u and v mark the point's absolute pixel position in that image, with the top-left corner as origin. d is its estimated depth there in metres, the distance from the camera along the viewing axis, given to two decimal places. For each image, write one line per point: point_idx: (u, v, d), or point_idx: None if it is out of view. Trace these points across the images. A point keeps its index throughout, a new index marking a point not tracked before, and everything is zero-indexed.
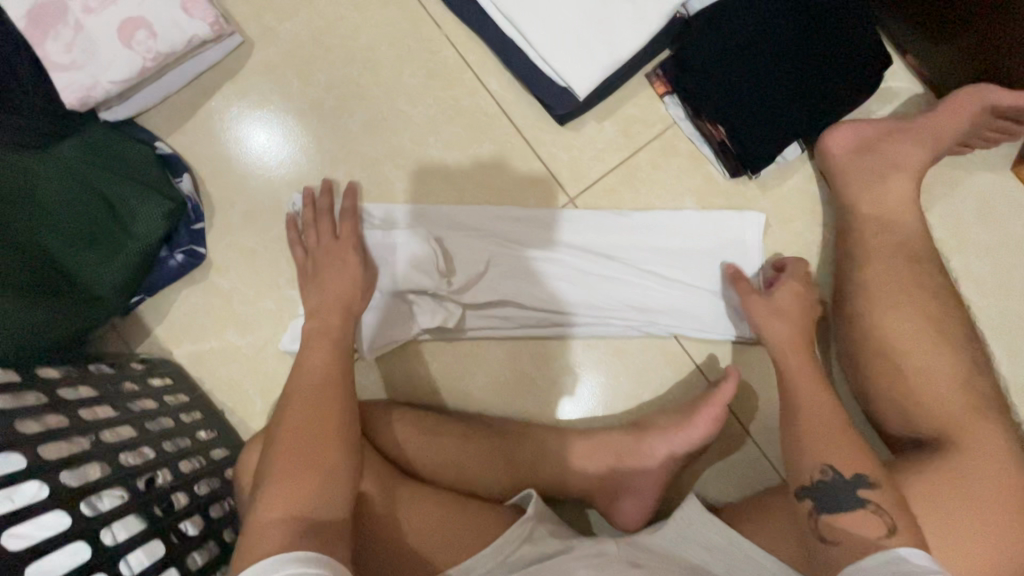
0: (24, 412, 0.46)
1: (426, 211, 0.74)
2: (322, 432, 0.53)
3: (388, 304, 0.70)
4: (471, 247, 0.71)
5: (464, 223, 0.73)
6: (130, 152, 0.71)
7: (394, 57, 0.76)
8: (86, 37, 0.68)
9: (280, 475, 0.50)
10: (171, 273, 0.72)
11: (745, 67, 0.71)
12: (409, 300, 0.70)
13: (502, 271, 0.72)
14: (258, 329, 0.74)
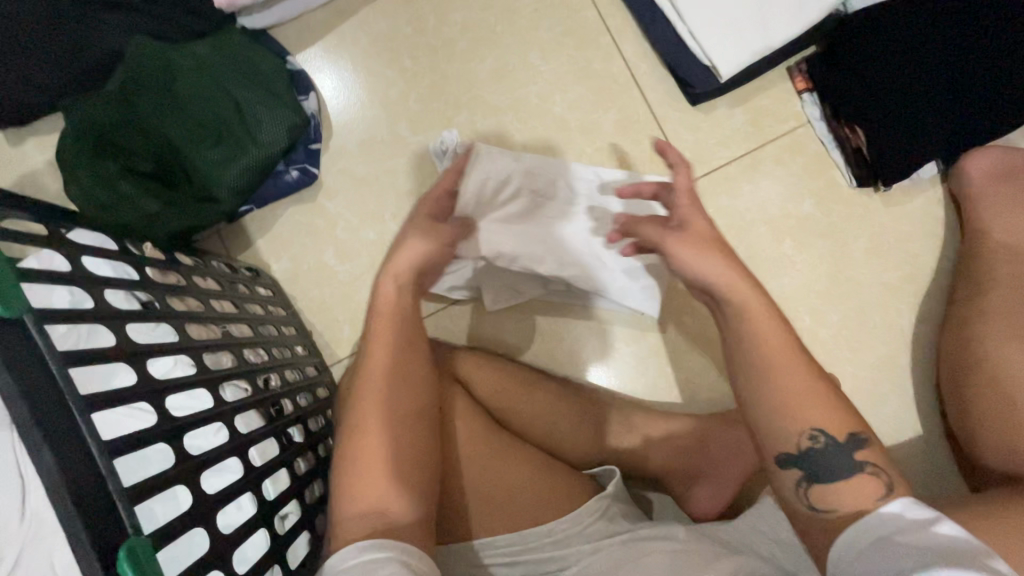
0: (171, 289, 0.46)
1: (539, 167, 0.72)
2: (394, 410, 0.51)
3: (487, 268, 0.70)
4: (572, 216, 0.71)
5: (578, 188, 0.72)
6: (262, 60, 0.71)
7: (533, 8, 0.75)
8: None
9: (356, 450, 0.48)
10: (283, 188, 0.73)
11: (899, 73, 0.68)
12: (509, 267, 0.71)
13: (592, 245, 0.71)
14: (356, 258, 0.74)
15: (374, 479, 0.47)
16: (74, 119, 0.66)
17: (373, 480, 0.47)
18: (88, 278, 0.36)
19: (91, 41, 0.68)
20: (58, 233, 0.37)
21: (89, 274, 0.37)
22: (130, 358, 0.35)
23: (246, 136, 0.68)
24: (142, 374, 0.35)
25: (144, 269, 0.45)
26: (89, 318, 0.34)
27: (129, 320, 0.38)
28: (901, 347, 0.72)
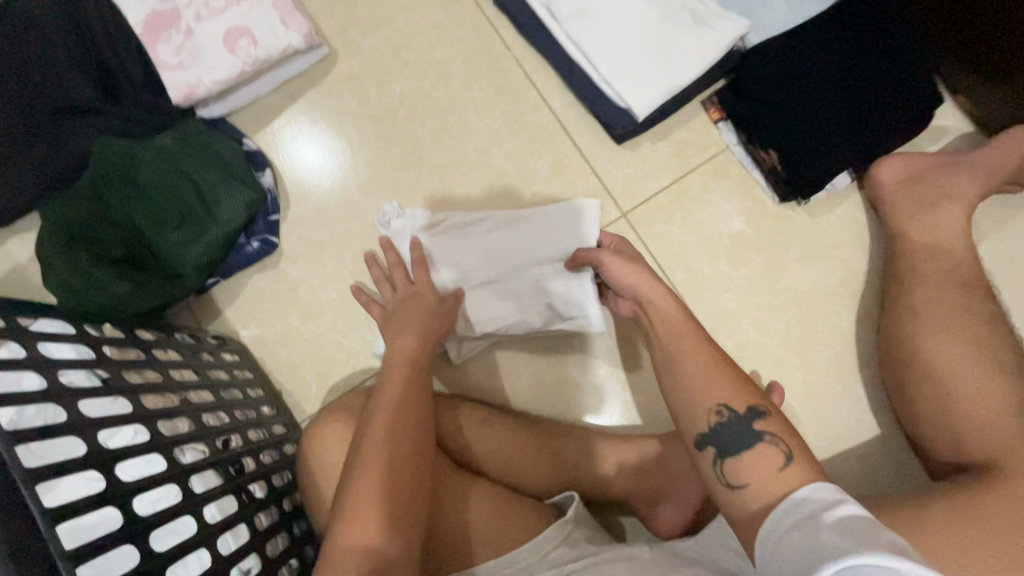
0: (128, 364, 0.50)
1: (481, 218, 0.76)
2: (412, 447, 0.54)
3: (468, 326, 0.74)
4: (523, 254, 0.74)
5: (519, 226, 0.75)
6: (220, 145, 0.78)
7: (466, 73, 0.82)
8: (196, 43, 0.76)
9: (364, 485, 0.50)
10: (246, 259, 0.78)
11: (800, 96, 0.74)
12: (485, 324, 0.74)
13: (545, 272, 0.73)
14: (319, 317, 0.78)
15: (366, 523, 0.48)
16: (50, 215, 0.72)
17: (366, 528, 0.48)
18: (41, 362, 0.41)
19: (67, 145, 0.75)
20: (14, 324, 0.42)
21: (43, 358, 0.41)
22: (80, 431, 0.39)
23: (208, 215, 0.74)
24: (89, 446, 0.39)
25: (101, 348, 0.49)
26: (39, 400, 0.38)
27: (80, 396, 0.42)
28: (845, 348, 0.75)
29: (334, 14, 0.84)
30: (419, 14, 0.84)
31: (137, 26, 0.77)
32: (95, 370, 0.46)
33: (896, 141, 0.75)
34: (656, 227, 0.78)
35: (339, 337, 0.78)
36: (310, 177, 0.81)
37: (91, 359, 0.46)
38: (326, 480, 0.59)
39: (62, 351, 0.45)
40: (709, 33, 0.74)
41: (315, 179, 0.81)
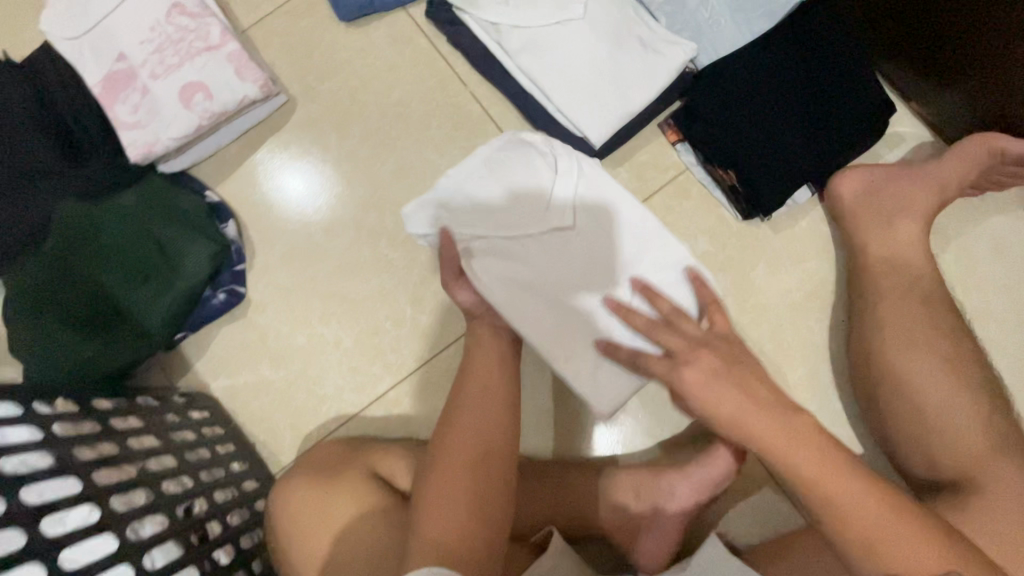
0: (81, 439, 0.49)
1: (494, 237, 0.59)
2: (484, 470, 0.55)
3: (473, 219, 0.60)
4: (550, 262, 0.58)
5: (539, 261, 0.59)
6: (183, 199, 0.78)
7: (423, 110, 0.83)
8: (153, 100, 0.77)
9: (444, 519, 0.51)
10: (213, 311, 0.77)
11: (754, 115, 0.74)
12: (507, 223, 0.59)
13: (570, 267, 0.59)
14: (290, 364, 0.78)
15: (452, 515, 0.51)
16: (13, 283, 0.72)
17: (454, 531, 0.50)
18: None
19: (27, 208, 0.75)
20: None
21: None
22: (19, 523, 0.38)
23: (171, 270, 0.74)
24: (29, 538, 0.38)
25: (51, 426, 0.48)
26: None
27: (24, 484, 0.41)
28: (819, 362, 0.74)
29: (290, 62, 0.85)
30: (375, 56, 0.84)
31: (94, 87, 0.78)
32: (45, 450, 0.45)
33: (852, 151, 0.75)
34: None
35: (311, 384, 0.77)
36: (274, 223, 0.81)
37: (40, 440, 0.45)
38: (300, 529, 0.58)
39: (9, 433, 0.43)
40: (659, 59, 0.75)
41: (280, 225, 0.81)
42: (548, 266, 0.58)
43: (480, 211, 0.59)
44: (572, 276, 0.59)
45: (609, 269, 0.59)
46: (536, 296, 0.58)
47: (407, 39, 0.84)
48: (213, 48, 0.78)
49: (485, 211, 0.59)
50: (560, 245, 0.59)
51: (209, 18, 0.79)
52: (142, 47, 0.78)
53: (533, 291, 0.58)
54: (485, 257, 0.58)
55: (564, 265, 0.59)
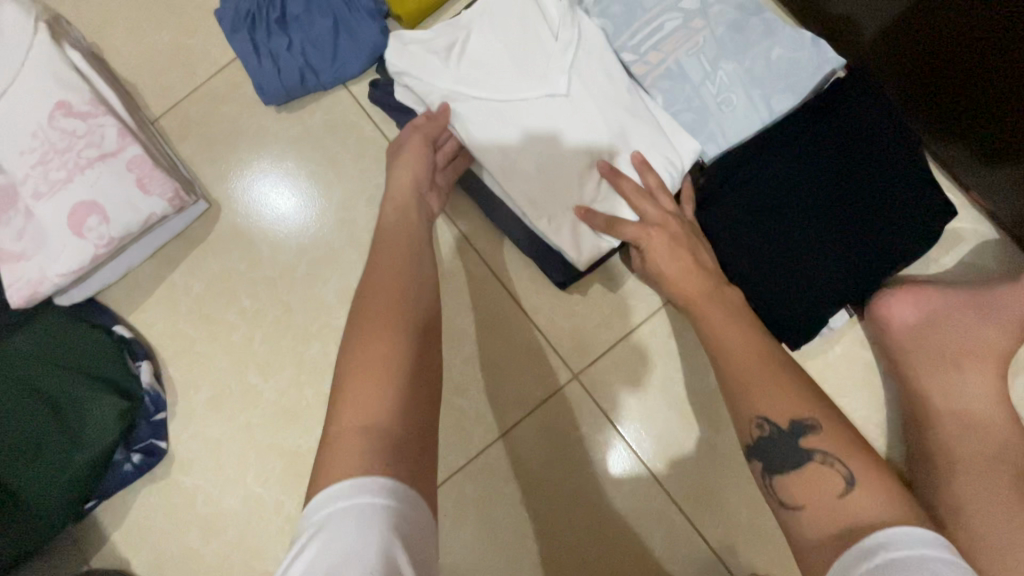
0: None
1: (455, 44, 0.61)
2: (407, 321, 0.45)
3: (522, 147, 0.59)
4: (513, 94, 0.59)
5: (490, 83, 0.59)
6: (84, 341, 0.65)
7: (371, 213, 0.69)
8: (38, 225, 0.63)
9: (362, 378, 0.41)
10: (127, 477, 0.64)
11: (774, 229, 0.59)
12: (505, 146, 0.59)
13: (546, 140, 0.59)
14: (223, 536, 0.65)
15: (366, 390, 0.40)
16: None
17: (370, 391, 0.40)
18: None
19: None
20: None
21: None
22: None
23: (70, 439, 0.61)
24: None
25: None
26: None
27: None
28: None
29: (213, 158, 0.71)
30: (312, 147, 0.70)
31: None
32: None
33: (907, 261, 0.59)
34: (614, 388, 0.64)
35: (247, 560, 0.64)
36: (198, 358, 0.68)
37: None
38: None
39: None
40: (658, 157, 0.58)
41: (205, 358, 0.68)
42: (529, 123, 0.59)
43: (490, 146, 0.59)
44: (561, 134, 0.59)
45: (595, 139, 0.59)
46: (509, 146, 0.59)
47: (350, 126, 0.70)
48: (109, 156, 0.64)
49: (456, 62, 0.60)
50: (544, 105, 0.59)
51: (104, 116, 0.65)
52: (22, 157, 0.64)
53: (500, 139, 0.59)
54: (451, 103, 0.60)
55: (548, 126, 0.59)
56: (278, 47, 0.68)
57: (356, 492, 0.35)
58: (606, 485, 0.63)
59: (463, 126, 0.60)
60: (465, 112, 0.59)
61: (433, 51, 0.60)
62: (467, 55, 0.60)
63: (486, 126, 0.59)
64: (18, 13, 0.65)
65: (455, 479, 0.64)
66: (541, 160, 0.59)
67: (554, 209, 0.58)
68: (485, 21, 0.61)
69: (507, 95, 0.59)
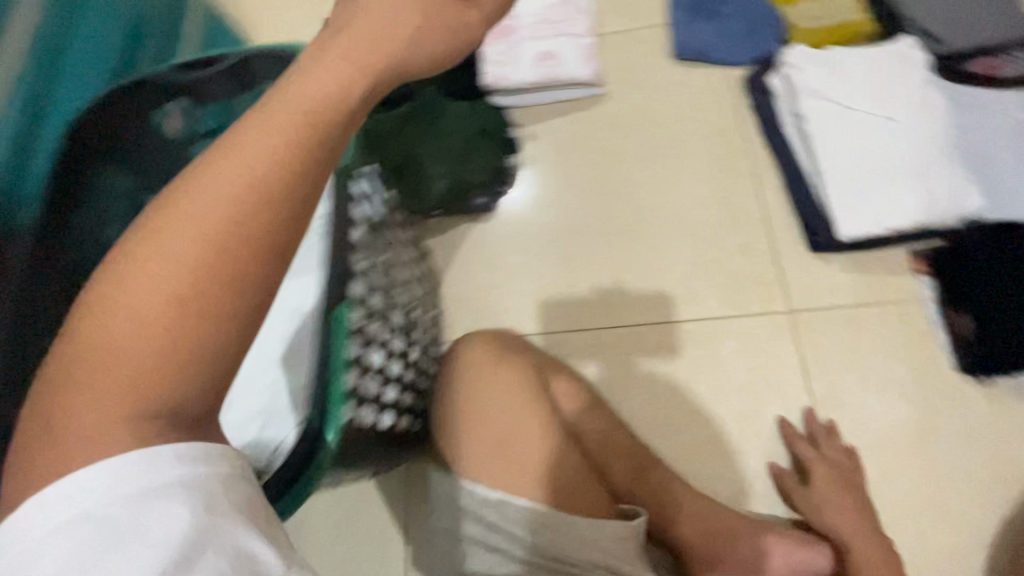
0: None
1: (835, 66, 0.87)
2: (280, 188, 0.30)
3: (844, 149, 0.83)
4: (858, 113, 0.84)
5: (846, 99, 0.84)
6: (495, 121, 0.98)
7: (700, 143, 0.95)
8: (516, 50, 1.00)
9: (216, 178, 0.29)
10: (471, 206, 0.96)
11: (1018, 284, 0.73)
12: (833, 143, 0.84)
13: (864, 152, 0.82)
14: (495, 274, 0.93)
15: (133, 301, 0.28)
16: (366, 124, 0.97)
17: (148, 267, 0.28)
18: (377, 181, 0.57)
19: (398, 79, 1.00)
20: None
21: None
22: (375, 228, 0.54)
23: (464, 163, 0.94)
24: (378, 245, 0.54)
25: None
26: None
27: None
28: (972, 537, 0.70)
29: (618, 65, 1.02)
30: (683, 89, 0.99)
31: None
32: None
33: None
34: (816, 336, 0.80)
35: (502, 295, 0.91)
36: (539, 170, 0.98)
37: None
38: (464, 403, 0.68)
39: None
40: (946, 191, 0.78)
41: (544, 173, 0.98)
42: (859, 136, 0.83)
43: (823, 139, 0.84)
44: (878, 151, 0.82)
45: (902, 165, 0.80)
46: (837, 144, 0.83)
47: (716, 89, 0.98)
48: (575, 37, 1.00)
49: (830, 77, 0.86)
50: (877, 128, 0.83)
51: (584, 15, 1.02)
52: (529, 14, 1.02)
53: (833, 137, 0.84)
54: (812, 102, 0.86)
55: (872, 142, 0.82)
56: (700, 26, 1.01)
57: (142, 487, 0.28)
58: (772, 395, 0.79)
59: (811, 119, 0.86)
60: (818, 110, 0.85)
61: (817, 66, 0.87)
62: (841, 75, 0.86)
63: (827, 124, 0.85)
64: None
65: (663, 329, 0.84)
66: (853, 162, 0.82)
67: (846, 194, 0.81)
68: (864, 61, 0.86)
69: (853, 112, 0.84)
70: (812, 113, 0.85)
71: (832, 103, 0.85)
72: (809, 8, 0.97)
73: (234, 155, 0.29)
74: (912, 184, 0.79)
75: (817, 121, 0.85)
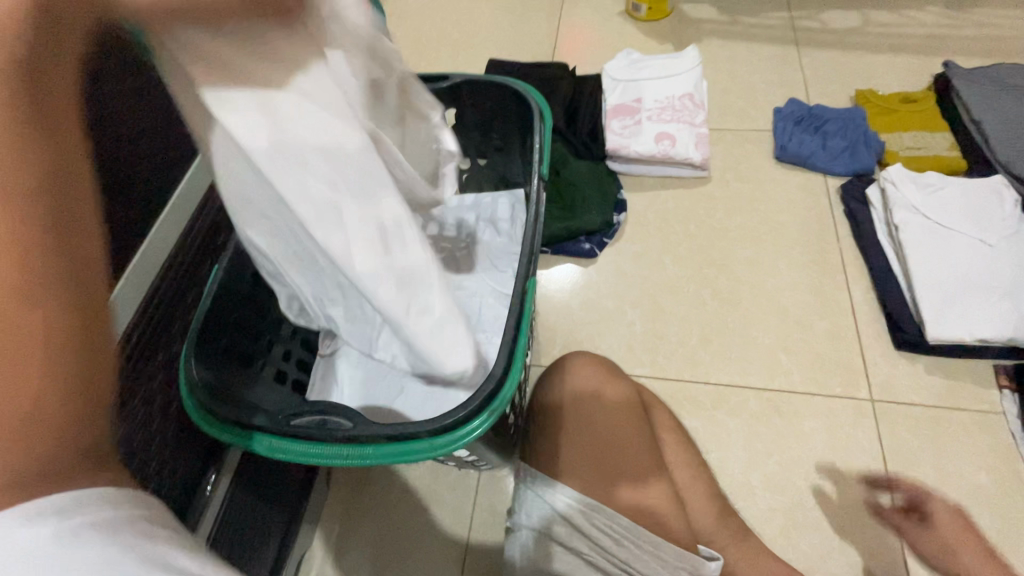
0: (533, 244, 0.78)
1: (934, 191, 0.96)
2: (74, 176, 0.27)
3: (938, 262, 0.90)
4: (951, 233, 0.92)
5: (940, 218, 0.93)
6: (610, 184, 1.10)
7: (795, 236, 1.04)
8: (638, 128, 1.14)
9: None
10: (577, 249, 1.05)
11: None
12: (926, 253, 0.91)
13: (952, 265, 0.89)
14: (591, 314, 1.00)
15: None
16: None
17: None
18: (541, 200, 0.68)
19: None
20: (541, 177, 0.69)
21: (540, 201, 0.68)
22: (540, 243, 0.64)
23: (579, 213, 1.05)
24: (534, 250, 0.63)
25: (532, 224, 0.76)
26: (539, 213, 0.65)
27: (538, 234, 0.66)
28: None
29: (725, 158, 1.15)
30: (783, 187, 1.10)
31: (610, 104, 1.19)
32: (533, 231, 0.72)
33: None
34: (895, 427, 0.83)
35: (595, 333, 0.98)
36: (640, 229, 1.08)
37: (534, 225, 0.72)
38: (572, 411, 0.73)
39: None
40: None
41: (644, 232, 1.08)
42: (952, 253, 0.90)
43: (918, 248, 0.92)
44: (969, 270, 0.88)
45: (990, 285, 0.87)
46: (931, 255, 0.90)
47: (814, 192, 1.08)
48: (692, 126, 1.13)
49: (926, 198, 0.95)
50: (969, 250, 0.90)
51: (701, 110, 1.16)
52: (654, 103, 1.17)
53: (929, 250, 0.91)
54: (910, 215, 0.94)
55: (964, 260, 0.89)
56: (806, 136, 1.12)
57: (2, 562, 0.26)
58: (850, 476, 0.81)
59: (906, 228, 0.94)
60: (914, 222, 0.93)
61: (916, 187, 0.97)
62: (937, 199, 0.95)
63: (921, 236, 0.92)
64: (694, 55, 1.23)
65: (747, 393, 0.89)
66: (944, 273, 0.89)
67: (937, 299, 0.87)
68: (958, 192, 0.96)
69: (945, 231, 0.92)
70: (909, 225, 0.93)
71: (928, 220, 0.93)
72: (905, 138, 1.09)
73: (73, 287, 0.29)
74: (1001, 303, 0.85)
75: (914, 232, 0.93)
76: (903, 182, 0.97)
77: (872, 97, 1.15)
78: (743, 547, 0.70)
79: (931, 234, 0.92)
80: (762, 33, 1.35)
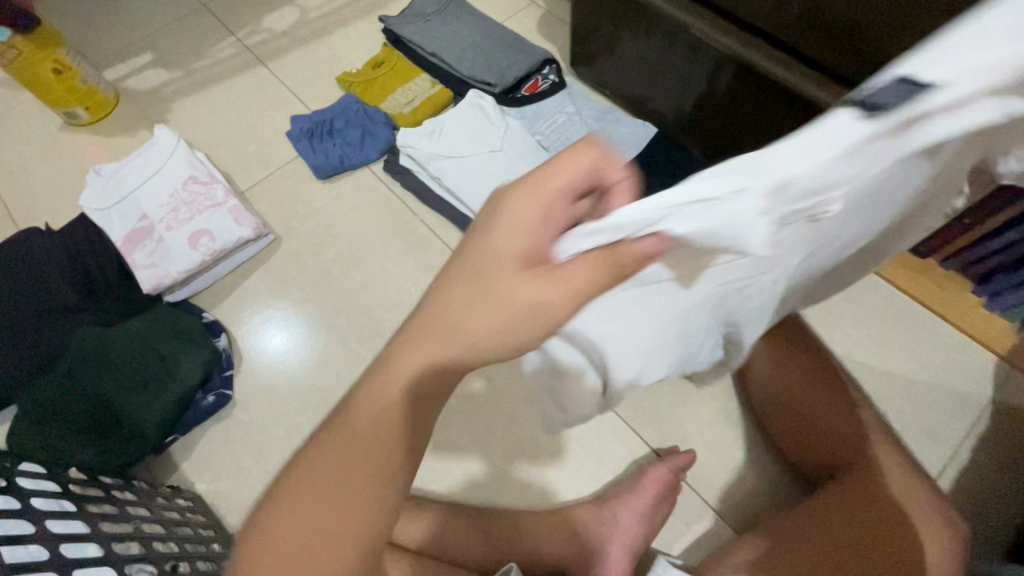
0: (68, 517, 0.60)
1: (438, 132, 1.04)
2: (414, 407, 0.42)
3: (480, 187, 1.00)
4: (471, 159, 1.02)
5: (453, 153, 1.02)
6: (183, 319, 0.92)
7: (385, 237, 1.04)
8: (164, 245, 0.97)
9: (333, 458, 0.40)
10: (203, 411, 0.88)
11: None
12: (466, 188, 1.00)
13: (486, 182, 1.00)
14: (270, 455, 0.86)
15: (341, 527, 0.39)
16: (28, 403, 0.82)
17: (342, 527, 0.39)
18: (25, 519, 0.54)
19: (50, 340, 0.89)
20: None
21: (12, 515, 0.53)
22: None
23: (169, 375, 0.86)
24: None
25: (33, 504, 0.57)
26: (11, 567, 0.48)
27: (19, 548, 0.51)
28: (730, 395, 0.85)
29: (278, 210, 1.07)
30: (345, 199, 1.08)
31: (118, 239, 0.98)
32: (38, 534, 0.54)
33: None
34: None
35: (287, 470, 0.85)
36: (252, 330, 0.97)
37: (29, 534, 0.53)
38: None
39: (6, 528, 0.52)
40: None
41: (258, 334, 0.97)
42: (485, 171, 1.01)
43: (459, 186, 1.00)
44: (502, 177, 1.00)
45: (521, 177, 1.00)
46: (473, 184, 1.00)
47: (371, 187, 1.09)
48: (218, 206, 1.01)
49: (434, 141, 1.03)
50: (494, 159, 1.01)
51: (217, 184, 1.04)
52: (161, 209, 1.00)
53: (469, 183, 1.00)
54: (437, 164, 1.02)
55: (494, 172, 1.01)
56: (325, 146, 1.10)
57: None
58: None
59: (442, 180, 1.02)
60: (444, 169, 1.02)
61: (422, 138, 1.03)
62: (442, 134, 1.04)
63: (456, 175, 1.01)
64: (168, 135, 1.07)
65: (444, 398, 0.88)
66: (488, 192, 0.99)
67: None
68: (454, 121, 1.05)
69: (466, 158, 1.02)
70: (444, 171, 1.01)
71: (451, 158, 1.02)
72: (397, 97, 1.14)
73: (358, 399, 0.42)
74: None
75: (449, 177, 1.01)
76: (410, 140, 1.03)
77: (350, 77, 1.17)
78: (519, 538, 0.73)
79: (460, 169, 1.01)
80: (222, 65, 1.22)
